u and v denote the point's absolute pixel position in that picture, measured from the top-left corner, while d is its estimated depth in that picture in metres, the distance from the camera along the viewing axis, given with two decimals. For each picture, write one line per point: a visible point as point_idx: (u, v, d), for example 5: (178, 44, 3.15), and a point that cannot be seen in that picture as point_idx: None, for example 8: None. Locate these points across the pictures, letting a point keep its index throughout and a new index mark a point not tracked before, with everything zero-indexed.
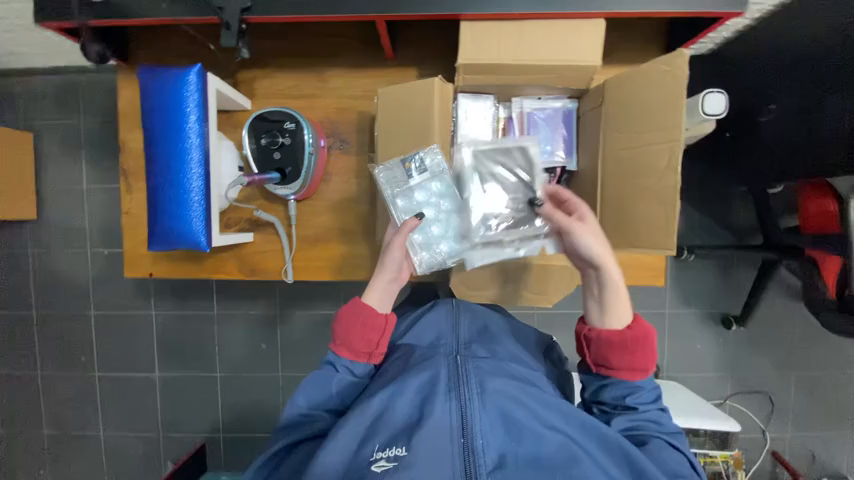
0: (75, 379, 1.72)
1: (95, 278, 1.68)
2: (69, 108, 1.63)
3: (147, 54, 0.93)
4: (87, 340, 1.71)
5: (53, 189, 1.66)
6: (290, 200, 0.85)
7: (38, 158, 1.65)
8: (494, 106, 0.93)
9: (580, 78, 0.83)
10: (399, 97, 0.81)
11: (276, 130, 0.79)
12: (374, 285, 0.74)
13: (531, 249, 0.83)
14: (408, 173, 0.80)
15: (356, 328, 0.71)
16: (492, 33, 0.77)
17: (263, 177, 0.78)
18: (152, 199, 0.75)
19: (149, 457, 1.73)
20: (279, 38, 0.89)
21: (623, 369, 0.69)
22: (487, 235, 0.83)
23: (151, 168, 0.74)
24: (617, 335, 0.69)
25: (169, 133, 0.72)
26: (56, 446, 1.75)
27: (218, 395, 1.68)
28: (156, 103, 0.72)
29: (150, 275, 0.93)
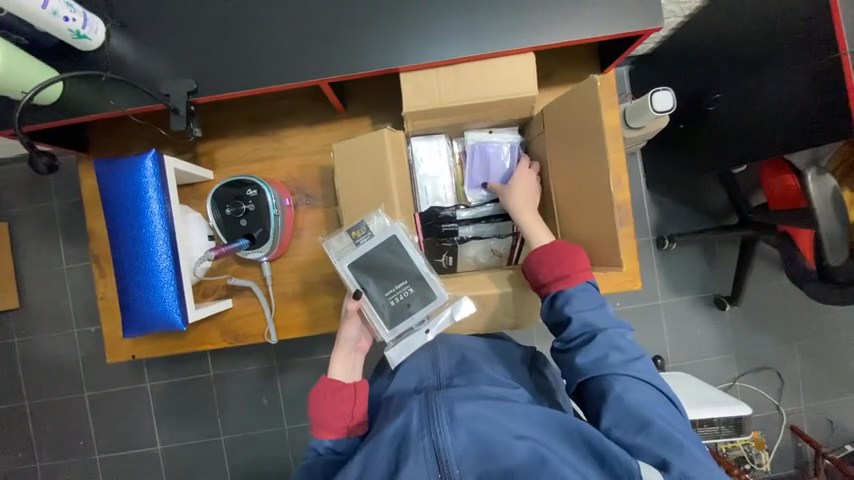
0: (75, 465, 1.66)
1: (85, 357, 1.64)
2: (42, 191, 1.63)
3: (103, 142, 0.95)
4: (84, 423, 1.66)
5: (33, 274, 1.64)
6: (263, 261, 0.87)
7: (15, 246, 1.64)
8: (447, 143, 0.98)
9: (522, 107, 0.87)
10: (353, 148, 0.83)
11: (239, 198, 0.81)
12: (337, 358, 0.82)
13: (440, 325, 0.83)
14: (354, 242, 0.83)
15: (327, 406, 0.76)
16: (431, 79, 0.81)
17: (230, 247, 0.79)
18: (122, 285, 0.75)
19: None
20: (232, 108, 0.92)
21: (556, 283, 0.78)
22: (394, 329, 0.83)
23: (119, 256, 0.75)
24: (541, 251, 0.81)
25: (131, 219, 0.73)
26: None
27: (225, 459, 1.63)
28: (116, 193, 0.74)
29: (132, 357, 0.92)
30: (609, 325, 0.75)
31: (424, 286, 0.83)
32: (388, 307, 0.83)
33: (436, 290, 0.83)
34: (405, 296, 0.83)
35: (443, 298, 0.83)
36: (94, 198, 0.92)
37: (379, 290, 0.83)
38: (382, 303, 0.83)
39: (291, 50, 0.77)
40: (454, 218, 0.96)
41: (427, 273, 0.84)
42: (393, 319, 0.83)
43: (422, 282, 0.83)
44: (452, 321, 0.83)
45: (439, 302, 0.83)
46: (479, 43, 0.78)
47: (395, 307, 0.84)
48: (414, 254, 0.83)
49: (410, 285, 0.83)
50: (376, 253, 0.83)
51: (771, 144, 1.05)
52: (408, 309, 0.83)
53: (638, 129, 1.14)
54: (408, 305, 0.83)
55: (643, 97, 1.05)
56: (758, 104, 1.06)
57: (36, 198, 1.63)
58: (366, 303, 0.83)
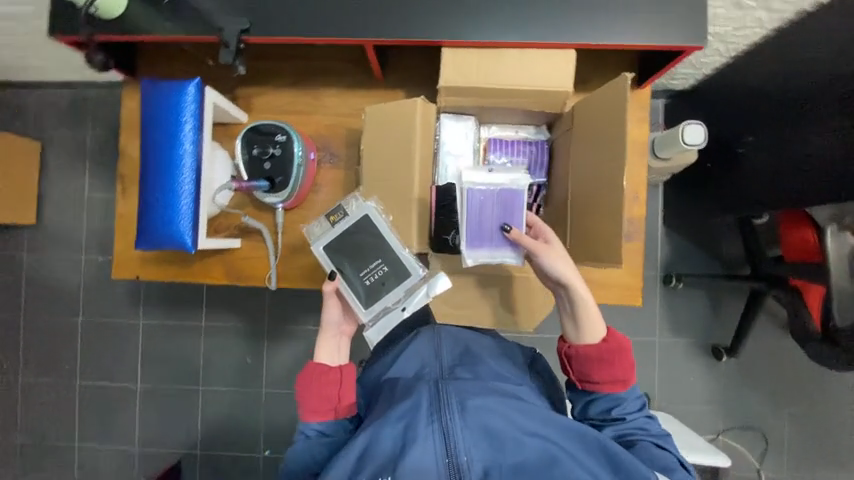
0: (55, 386, 1.70)
1: (86, 283, 1.69)
2: (80, 119, 1.70)
3: (151, 68, 0.99)
4: (71, 346, 1.69)
5: (55, 195, 1.70)
6: (279, 208, 0.89)
7: (44, 166, 1.70)
8: (474, 128, 0.98)
9: (555, 101, 0.88)
10: (383, 115, 0.87)
11: (267, 142, 0.84)
12: (323, 341, 0.83)
13: (416, 302, 0.87)
14: (331, 224, 0.86)
15: (314, 390, 0.78)
16: (470, 57, 0.83)
17: (251, 184, 0.83)
18: (143, 203, 0.78)
19: (122, 472, 1.67)
20: (275, 59, 0.95)
21: (612, 383, 0.79)
22: (371, 309, 0.86)
23: (145, 174, 0.78)
24: (596, 349, 0.79)
25: (165, 140, 0.76)
26: (28, 455, 1.70)
27: (199, 409, 1.65)
28: (154, 112, 0.77)
29: (137, 277, 0.95)
30: (642, 412, 0.79)
31: (398, 264, 0.87)
32: (364, 285, 0.86)
33: (413, 268, 0.87)
34: (380, 275, 0.86)
35: (422, 274, 0.87)
36: (133, 120, 0.96)
37: (357, 268, 0.86)
38: (358, 283, 0.86)
39: (342, 10, 0.80)
40: None
41: (402, 252, 0.87)
42: (372, 298, 0.86)
43: (396, 260, 0.87)
44: (427, 299, 0.87)
45: (417, 278, 0.87)
46: (525, 35, 0.80)
47: (370, 287, 0.86)
48: (389, 231, 0.86)
49: (385, 263, 0.86)
50: (358, 228, 0.86)
51: (795, 194, 1.05)
52: (385, 289, 0.86)
53: (664, 160, 1.15)
54: (384, 282, 0.86)
55: (674, 128, 1.06)
56: (791, 150, 1.05)
57: (75, 123, 1.70)
58: (344, 283, 0.85)
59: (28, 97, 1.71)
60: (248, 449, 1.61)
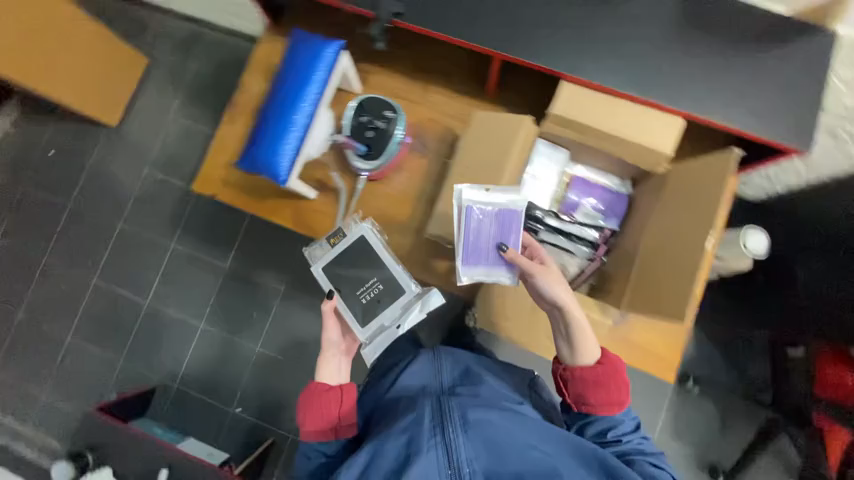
0: (73, 277, 1.77)
1: (140, 194, 1.80)
2: (191, 53, 1.87)
3: (293, 19, 1.13)
4: (102, 246, 1.78)
5: (145, 110, 1.85)
6: (365, 175, 1.05)
7: (145, 82, 1.86)
8: (563, 161, 1.12)
9: (649, 161, 1.00)
10: (489, 122, 1.01)
11: (375, 117, 1.02)
12: (325, 364, 0.93)
13: (409, 318, 1.02)
14: (330, 245, 1.01)
15: (317, 409, 0.90)
16: (592, 100, 0.96)
17: (354, 145, 1.01)
18: (258, 135, 0.93)
19: (100, 380, 1.69)
20: (405, 50, 1.11)
21: (607, 405, 0.88)
22: (366, 327, 0.99)
23: (268, 114, 0.94)
24: (592, 374, 0.88)
25: (294, 92, 0.92)
26: (23, 333, 1.75)
27: (192, 344, 1.67)
28: (293, 69, 0.94)
29: (215, 195, 1.07)
30: (635, 432, 0.91)
31: (386, 283, 1.01)
32: (363, 303, 1.00)
33: (404, 283, 1.00)
34: (376, 292, 1.00)
35: (414, 291, 1.00)
36: (262, 60, 1.10)
37: (358, 286, 1.00)
38: (356, 302, 1.00)
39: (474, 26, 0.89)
40: (541, 221, 1.10)
41: (389, 267, 1.00)
42: (372, 314, 1.00)
43: (383, 276, 1.00)
44: (420, 314, 1.02)
45: (409, 293, 1.00)
46: None
47: (366, 305, 1.00)
48: (382, 245, 1.00)
49: (380, 282, 1.01)
50: (366, 238, 1.01)
51: None
52: (379, 305, 1.00)
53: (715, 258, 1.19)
54: (376, 299, 1.00)
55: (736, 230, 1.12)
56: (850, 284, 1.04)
57: (185, 52, 1.87)
58: (345, 306, 1.00)
59: (155, 20, 1.90)
60: (223, 399, 1.62)
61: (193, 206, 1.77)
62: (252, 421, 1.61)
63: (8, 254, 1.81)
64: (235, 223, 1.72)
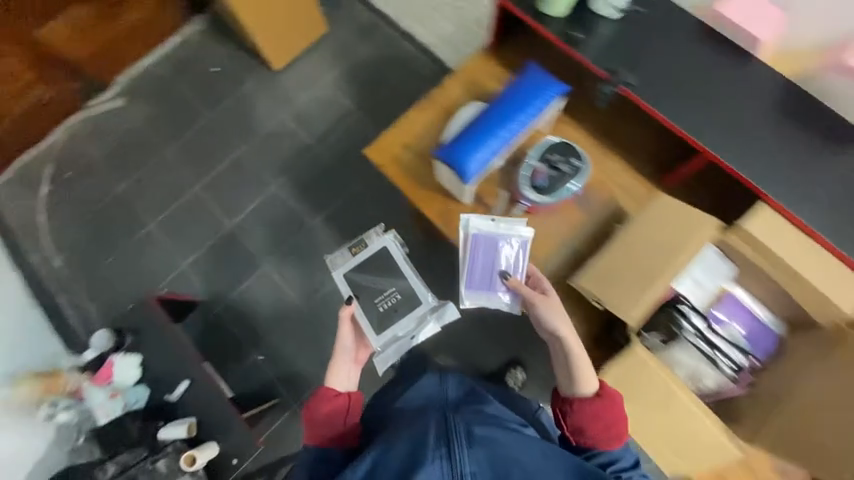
0: (178, 175, 1.92)
1: (266, 132, 1.97)
2: (363, 37, 2.07)
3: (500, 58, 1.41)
4: (215, 161, 1.93)
5: (304, 66, 2.05)
6: (531, 202, 1.26)
7: (315, 44, 2.07)
8: (727, 275, 1.22)
9: (822, 309, 1.09)
10: (672, 206, 1.13)
11: (563, 163, 1.26)
12: (339, 369, 1.21)
13: (421, 332, 1.54)
14: (352, 253, 1.57)
15: (325, 410, 1.13)
16: (786, 234, 1.09)
17: (539, 177, 1.25)
18: (461, 139, 1.21)
19: (158, 274, 1.80)
20: (603, 118, 1.37)
21: (608, 437, 1.03)
22: (380, 334, 1.46)
23: (475, 127, 1.22)
24: (594, 410, 1.03)
25: (504, 120, 1.20)
26: (114, 202, 1.90)
27: (249, 278, 1.77)
28: (508, 103, 1.22)
29: (381, 163, 1.32)
30: (630, 460, 1.05)
31: (398, 296, 1.52)
32: (380, 309, 1.50)
33: (421, 296, 1.53)
34: (393, 301, 1.51)
35: (431, 303, 1.52)
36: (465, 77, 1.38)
37: (381, 301, 1.51)
38: (375, 310, 1.49)
39: None
40: (690, 317, 1.23)
41: (405, 281, 1.52)
42: (389, 326, 1.49)
43: (395, 291, 1.51)
44: (431, 327, 1.54)
45: (424, 300, 1.52)
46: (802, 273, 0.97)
47: (382, 312, 1.50)
48: (408, 269, 1.53)
49: (397, 292, 1.52)
50: (401, 262, 1.55)
51: None
52: (395, 314, 1.49)
53: None
54: (390, 302, 1.50)
55: None
56: None
57: (361, 36, 2.08)
58: (363, 318, 1.47)
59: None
60: (254, 339, 1.70)
61: (308, 162, 1.93)
62: (270, 372, 1.68)
63: (138, 134, 1.98)
64: (336, 194, 1.89)
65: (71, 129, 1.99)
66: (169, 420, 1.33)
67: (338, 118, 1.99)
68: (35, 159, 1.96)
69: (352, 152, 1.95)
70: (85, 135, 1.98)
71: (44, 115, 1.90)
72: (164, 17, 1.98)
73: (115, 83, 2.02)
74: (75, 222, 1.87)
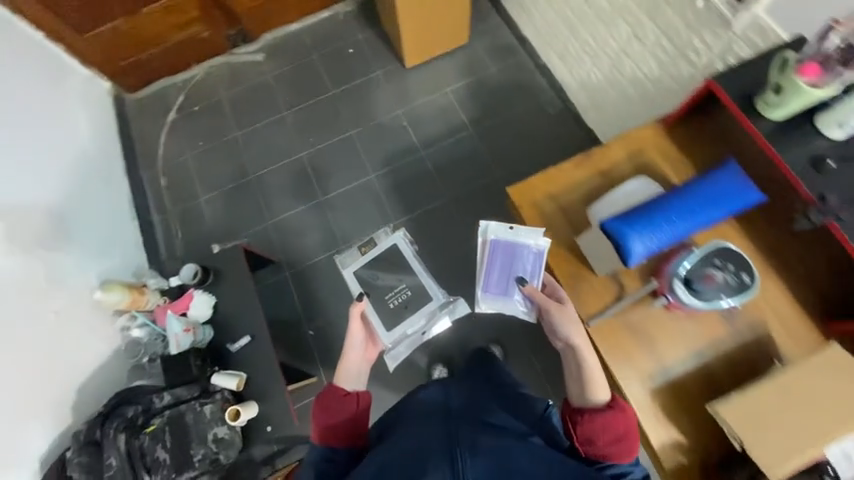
0: (289, 137, 2.01)
1: (380, 122, 2.02)
2: (498, 58, 2.07)
3: (686, 126, 1.18)
4: (325, 135, 2.02)
5: (433, 70, 2.09)
6: (676, 301, 1.05)
7: (450, 53, 2.10)
8: None
9: None
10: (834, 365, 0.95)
11: (735, 272, 1.02)
12: (342, 367, 1.18)
13: (431, 329, 1.68)
14: (363, 250, 1.67)
15: (330, 408, 1.06)
16: None
17: (704, 279, 1.02)
18: (633, 215, 1.04)
19: (241, 222, 1.88)
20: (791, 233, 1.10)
21: (618, 448, 0.93)
22: (391, 332, 1.57)
23: (653, 207, 1.05)
24: (602, 420, 0.94)
25: (689, 213, 1.03)
26: (226, 144, 2.02)
27: (324, 254, 1.84)
28: (700, 193, 1.04)
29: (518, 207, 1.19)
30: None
31: (408, 296, 1.61)
32: (391, 308, 1.59)
33: (433, 294, 1.63)
34: (404, 297, 1.61)
35: (441, 299, 1.65)
36: (640, 139, 1.19)
37: (392, 301, 1.60)
38: (387, 306, 1.59)
39: None
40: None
41: (418, 280, 1.63)
42: (400, 326, 1.58)
43: (405, 290, 1.61)
44: (442, 323, 1.69)
45: (435, 299, 1.63)
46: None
47: (393, 309, 1.59)
48: (422, 272, 1.64)
49: (409, 288, 1.63)
50: (414, 262, 1.66)
51: None
52: (407, 310, 1.60)
53: None
54: (398, 303, 1.60)
55: None
56: None
57: (497, 57, 2.07)
58: (375, 317, 1.57)
59: (493, 17, 2.12)
60: (311, 312, 1.76)
61: (409, 162, 1.97)
62: (315, 348, 1.72)
63: (266, 89, 2.11)
64: (426, 200, 1.93)
65: (211, 68, 2.14)
66: (223, 368, 1.39)
67: (449, 129, 2.01)
68: (174, 85, 2.13)
69: (452, 167, 1.96)
70: (221, 76, 2.13)
71: (195, 49, 2.06)
72: None
73: (261, 38, 2.15)
74: (189, 151, 2.01)
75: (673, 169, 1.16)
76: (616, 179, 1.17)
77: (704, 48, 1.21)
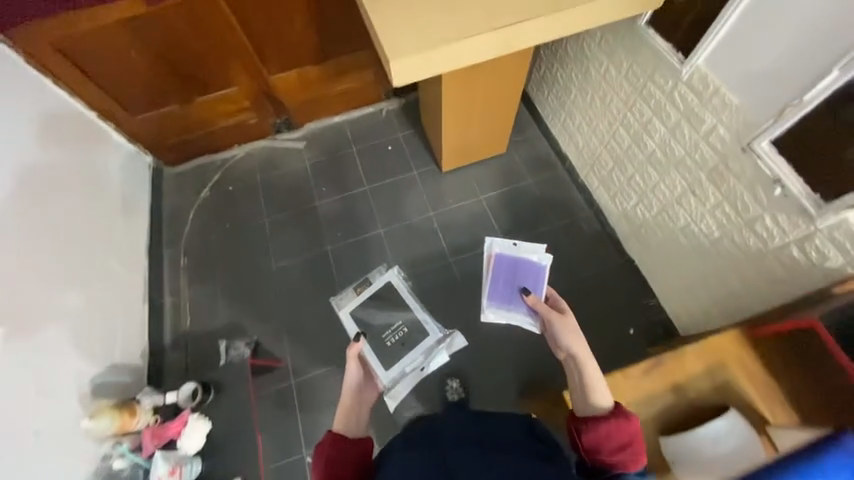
0: (315, 230, 1.97)
1: (409, 223, 1.97)
2: (536, 170, 2.02)
3: (774, 350, 1.03)
4: (352, 231, 1.96)
5: (468, 175, 2.06)
6: None
7: (487, 160, 2.07)
8: None
9: None
10: None
11: None
12: (338, 414, 1.05)
13: (429, 364, 1.72)
14: (357, 291, 1.83)
15: (333, 461, 0.92)
16: None
17: None
18: None
19: (257, 317, 1.76)
20: None
21: (626, 456, 0.86)
22: (388, 371, 1.71)
23: None
24: (607, 426, 0.90)
25: None
26: (251, 229, 1.98)
27: (333, 363, 1.69)
28: None
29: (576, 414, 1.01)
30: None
31: (402, 331, 1.77)
32: (386, 342, 1.75)
33: (429, 329, 1.77)
34: (400, 333, 1.76)
35: (438, 333, 1.77)
36: (718, 349, 1.05)
37: (387, 337, 1.76)
38: (384, 341, 1.76)
39: None
40: None
41: (413, 314, 1.79)
42: (395, 365, 1.72)
43: (399, 326, 1.77)
44: (439, 358, 1.73)
45: (428, 330, 1.77)
46: None
47: (389, 343, 1.75)
48: (418, 308, 1.80)
49: (404, 325, 1.78)
50: (410, 301, 1.82)
51: None
52: (403, 348, 1.74)
53: None
54: (391, 339, 1.75)
55: None
56: None
57: (534, 169, 2.02)
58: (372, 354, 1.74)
59: (533, 128, 2.10)
60: (309, 432, 1.58)
61: (434, 269, 1.88)
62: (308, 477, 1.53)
63: (300, 175, 2.11)
64: (448, 313, 1.80)
65: (251, 151, 2.16)
66: None
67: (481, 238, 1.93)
68: (213, 163, 2.14)
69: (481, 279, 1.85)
70: (259, 159, 2.15)
71: (238, 133, 2.09)
72: (370, 91, 2.13)
73: (304, 127, 2.18)
74: (214, 231, 1.97)
75: (758, 396, 1.00)
76: (688, 396, 1.03)
77: (774, 229, 1.06)
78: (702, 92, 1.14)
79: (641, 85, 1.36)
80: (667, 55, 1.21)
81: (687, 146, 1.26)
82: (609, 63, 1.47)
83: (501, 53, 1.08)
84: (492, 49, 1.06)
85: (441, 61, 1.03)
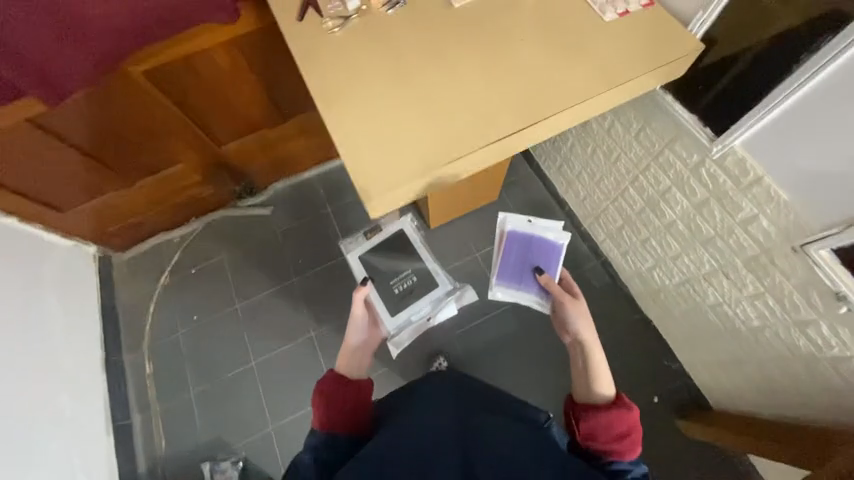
0: (295, 311, 1.74)
1: None
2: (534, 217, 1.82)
3: None
4: (338, 308, 1.74)
5: (460, 230, 1.85)
6: None
7: (480, 210, 1.87)
8: None
9: None
10: None
11: None
12: (345, 355, 1.13)
13: (437, 313, 1.66)
14: (363, 239, 1.65)
15: (339, 396, 1.02)
16: None
17: None
18: None
19: (243, 428, 1.56)
20: None
21: (626, 446, 0.86)
22: (395, 315, 1.57)
23: None
24: (602, 412, 0.91)
25: None
26: (220, 319, 1.73)
27: None
28: None
29: None
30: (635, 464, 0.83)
31: (414, 278, 1.61)
32: (395, 291, 1.59)
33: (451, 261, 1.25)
34: (410, 281, 1.60)
35: (457, 272, 1.32)
36: None
37: (398, 283, 1.59)
38: (392, 288, 1.59)
39: None
40: None
41: (427, 262, 1.64)
42: (405, 312, 1.58)
43: (411, 274, 1.61)
44: (449, 309, 1.69)
45: (443, 278, 1.65)
46: None
47: (399, 290, 1.59)
48: (431, 257, 1.65)
49: (413, 274, 1.61)
50: (420, 246, 1.65)
51: None
52: (408, 296, 1.39)
53: None
54: (403, 287, 1.59)
55: None
56: None
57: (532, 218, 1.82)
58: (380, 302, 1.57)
59: (526, 169, 1.89)
60: None
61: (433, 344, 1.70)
62: None
63: (272, 246, 1.85)
64: None
65: (210, 223, 1.88)
66: None
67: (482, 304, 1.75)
68: (170, 242, 1.85)
69: (486, 352, 1.68)
70: (222, 232, 1.87)
71: (194, 207, 1.82)
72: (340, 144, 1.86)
73: (268, 189, 1.91)
74: (181, 327, 1.72)
75: None
76: None
77: (833, 339, 0.92)
78: (739, 178, 0.96)
79: (657, 151, 1.17)
80: (691, 129, 1.02)
81: (718, 227, 1.09)
82: (614, 119, 1.27)
83: (501, 161, 0.91)
84: (484, 164, 0.90)
85: (429, 184, 0.87)
